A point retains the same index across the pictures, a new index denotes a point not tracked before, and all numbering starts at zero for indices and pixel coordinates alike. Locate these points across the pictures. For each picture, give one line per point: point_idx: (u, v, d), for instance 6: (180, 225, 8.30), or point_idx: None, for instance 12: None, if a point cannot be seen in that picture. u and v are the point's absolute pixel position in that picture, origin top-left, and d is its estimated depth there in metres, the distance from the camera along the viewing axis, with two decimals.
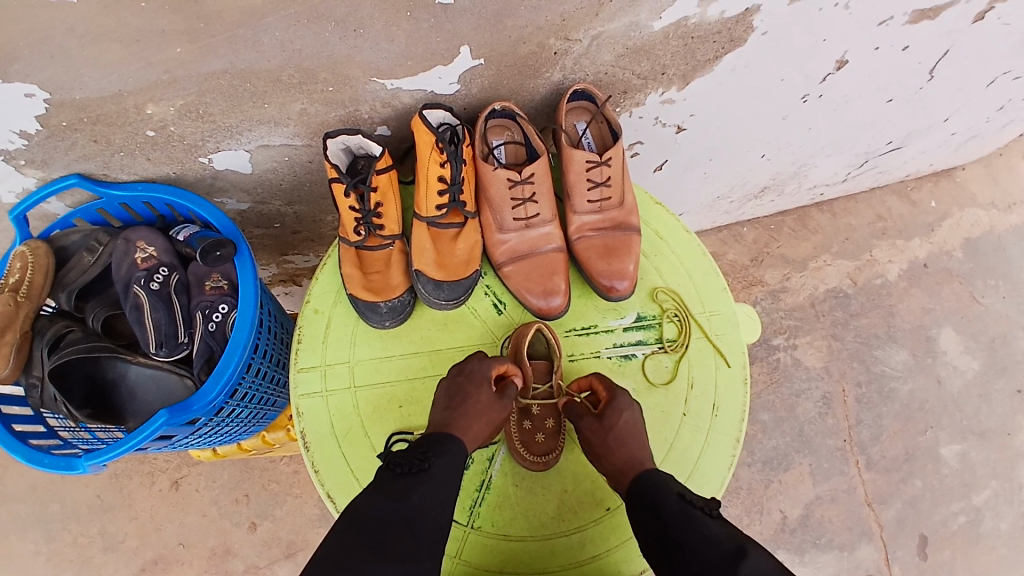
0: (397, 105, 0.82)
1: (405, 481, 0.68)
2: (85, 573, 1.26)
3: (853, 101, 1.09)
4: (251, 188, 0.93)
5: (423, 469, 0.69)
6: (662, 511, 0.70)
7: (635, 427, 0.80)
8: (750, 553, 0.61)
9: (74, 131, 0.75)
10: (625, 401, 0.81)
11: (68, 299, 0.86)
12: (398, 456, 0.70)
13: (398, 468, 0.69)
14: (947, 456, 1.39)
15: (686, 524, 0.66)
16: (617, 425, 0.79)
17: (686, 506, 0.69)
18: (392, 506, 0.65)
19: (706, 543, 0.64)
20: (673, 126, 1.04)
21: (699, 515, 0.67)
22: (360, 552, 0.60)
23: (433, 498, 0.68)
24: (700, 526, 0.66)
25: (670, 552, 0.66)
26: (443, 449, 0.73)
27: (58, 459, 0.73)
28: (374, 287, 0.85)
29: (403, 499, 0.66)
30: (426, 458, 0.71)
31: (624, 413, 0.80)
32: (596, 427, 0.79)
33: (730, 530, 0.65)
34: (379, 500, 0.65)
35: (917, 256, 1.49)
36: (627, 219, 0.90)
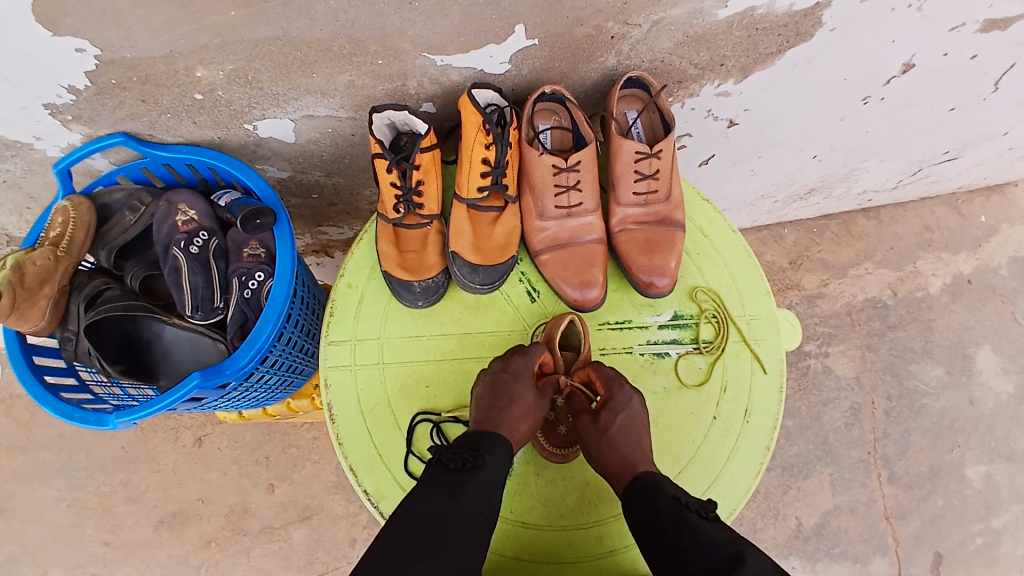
0: (445, 82, 0.80)
1: (458, 477, 0.69)
2: (109, 518, 1.30)
3: (916, 106, 1.04)
4: (292, 157, 0.93)
5: (475, 466, 0.70)
6: (657, 514, 0.68)
7: (631, 428, 0.77)
8: (746, 558, 0.60)
9: (123, 89, 0.76)
10: (622, 400, 0.79)
11: (108, 257, 0.87)
12: (450, 453, 0.71)
13: (451, 464, 0.70)
14: (972, 476, 1.35)
15: (681, 528, 0.65)
16: (611, 428, 0.77)
17: (682, 509, 0.68)
18: (446, 501, 0.65)
19: (700, 547, 0.62)
20: (724, 120, 1.00)
21: (694, 519, 0.66)
22: (416, 545, 0.61)
23: (484, 497, 0.68)
24: (696, 530, 0.65)
25: (665, 554, 0.65)
26: (494, 448, 0.73)
27: (89, 414, 0.74)
28: (410, 267, 0.84)
29: (456, 495, 0.66)
30: (478, 456, 0.71)
31: (619, 415, 0.77)
32: (591, 429, 0.78)
33: (725, 534, 0.64)
34: (433, 496, 0.66)
35: (961, 271, 1.43)
36: (672, 214, 0.87)
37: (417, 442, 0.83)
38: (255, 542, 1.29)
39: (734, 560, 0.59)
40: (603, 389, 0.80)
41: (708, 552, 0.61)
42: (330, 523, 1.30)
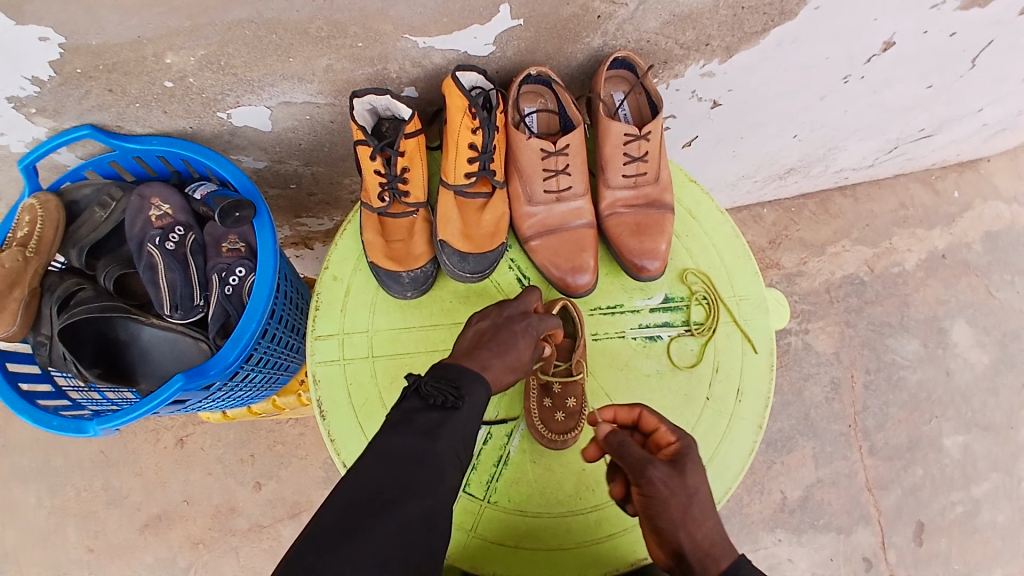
0: (428, 65, 0.78)
1: (435, 415, 0.66)
2: (90, 524, 1.26)
3: (894, 84, 1.05)
4: (269, 147, 0.89)
5: (454, 406, 0.67)
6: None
7: (709, 489, 0.69)
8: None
9: (89, 79, 0.72)
10: (697, 454, 0.70)
11: (79, 256, 0.82)
12: (429, 387, 0.68)
13: (430, 399, 0.67)
14: (950, 446, 1.39)
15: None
16: (697, 488, 0.67)
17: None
18: (423, 442, 0.64)
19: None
20: (708, 101, 0.99)
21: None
22: (390, 488, 0.60)
23: (460, 438, 0.66)
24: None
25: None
26: (474, 389, 0.70)
27: (68, 421, 0.71)
28: (396, 256, 0.82)
29: (433, 437, 0.64)
30: (457, 396, 0.68)
31: (700, 472, 0.69)
32: (676, 484, 0.66)
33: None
34: (409, 434, 0.64)
35: (936, 247, 1.46)
36: (662, 197, 0.86)
37: None
38: (243, 541, 1.27)
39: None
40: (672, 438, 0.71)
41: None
42: None
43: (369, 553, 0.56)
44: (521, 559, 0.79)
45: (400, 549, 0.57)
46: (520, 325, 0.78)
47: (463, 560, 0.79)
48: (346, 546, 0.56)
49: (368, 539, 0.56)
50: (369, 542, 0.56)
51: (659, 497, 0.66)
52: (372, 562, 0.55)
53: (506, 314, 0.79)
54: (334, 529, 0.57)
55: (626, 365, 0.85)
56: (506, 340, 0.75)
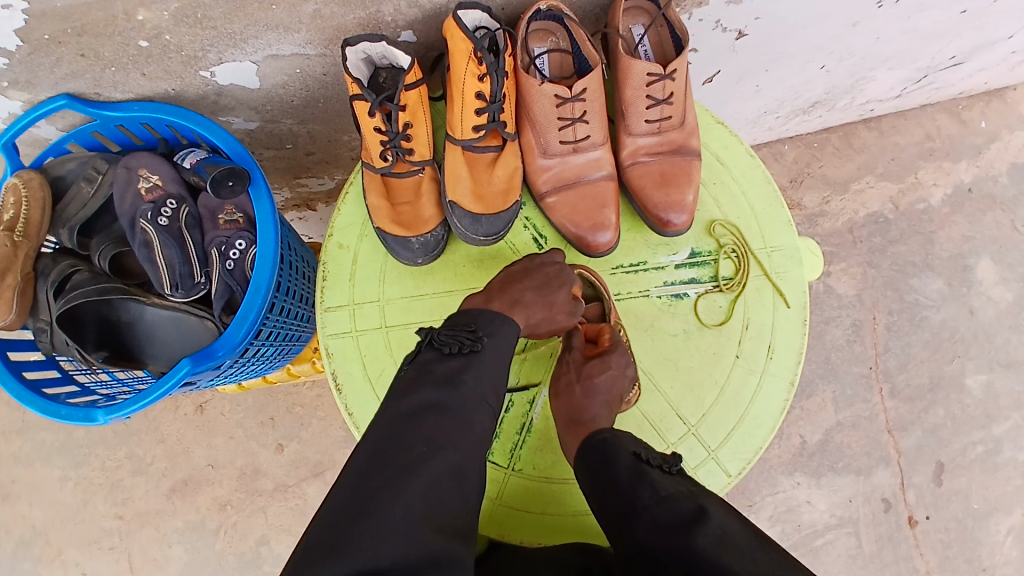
0: (425, 5, 0.70)
1: (454, 362, 0.64)
2: (118, 493, 1.28)
3: (931, 8, 0.95)
4: (259, 105, 0.82)
5: (472, 348, 0.66)
6: (613, 471, 0.66)
7: (613, 388, 0.75)
8: (708, 511, 0.59)
9: (59, 45, 0.65)
10: (616, 362, 0.76)
11: (70, 236, 0.78)
12: (443, 337, 0.66)
13: (445, 348, 0.66)
14: (972, 385, 1.36)
15: (640, 482, 0.64)
16: (595, 375, 0.75)
17: (640, 464, 0.66)
18: (444, 393, 0.62)
19: (661, 502, 0.61)
20: (733, 31, 0.90)
21: (653, 472, 0.65)
22: (414, 445, 0.58)
23: (484, 381, 0.64)
24: (655, 482, 0.63)
25: (625, 511, 0.63)
26: (494, 329, 0.68)
27: (76, 410, 0.69)
28: (404, 221, 0.77)
29: (454, 387, 0.62)
30: (475, 338, 0.67)
31: (607, 372, 0.75)
32: (575, 364, 0.78)
33: (686, 487, 0.63)
34: (430, 385, 0.62)
35: (962, 180, 1.38)
36: (687, 142, 0.79)
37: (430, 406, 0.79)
38: (270, 501, 1.28)
39: (699, 518, 0.58)
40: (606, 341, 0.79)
41: (674, 510, 0.60)
42: None
43: (399, 514, 0.54)
44: (549, 525, 0.77)
45: (431, 504, 0.56)
46: (552, 267, 0.75)
47: (490, 529, 0.77)
48: (373, 515, 0.53)
49: (393, 503, 0.54)
50: (399, 502, 0.54)
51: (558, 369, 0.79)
52: (403, 522, 0.53)
53: (537, 260, 0.76)
54: (358, 497, 0.55)
55: (651, 325, 0.81)
56: (537, 280, 0.74)
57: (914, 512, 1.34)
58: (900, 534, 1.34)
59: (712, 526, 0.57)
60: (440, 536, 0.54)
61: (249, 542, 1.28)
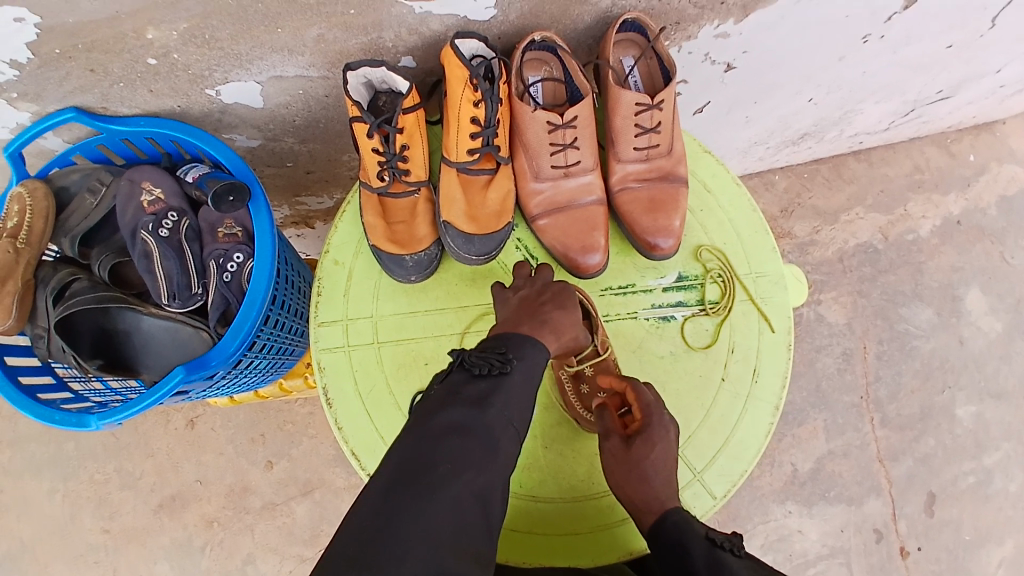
0: (425, 32, 0.73)
1: (483, 385, 0.65)
2: (104, 508, 1.27)
3: (916, 43, 0.99)
4: (262, 124, 0.85)
5: (503, 371, 0.66)
6: (690, 561, 0.67)
7: (664, 459, 0.74)
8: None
9: (69, 59, 0.68)
10: (659, 433, 0.75)
11: (71, 245, 0.80)
12: (474, 359, 0.66)
13: (475, 369, 0.65)
14: (962, 415, 1.37)
15: (716, 573, 0.64)
16: (646, 459, 0.73)
17: (714, 551, 0.67)
18: (472, 413, 0.62)
19: None
20: (722, 64, 0.94)
21: (728, 559, 0.66)
22: (438, 461, 0.58)
23: (512, 405, 0.64)
24: (731, 572, 0.64)
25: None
26: (523, 352, 0.69)
27: (70, 415, 0.69)
28: (399, 239, 0.79)
29: (482, 408, 0.62)
30: (504, 360, 0.67)
31: (655, 447, 0.74)
32: (621, 455, 0.74)
33: (760, 574, 0.64)
34: (459, 405, 0.62)
35: (951, 212, 1.41)
36: (675, 169, 0.82)
37: None
38: (258, 520, 1.27)
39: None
40: (640, 412, 0.76)
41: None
42: (332, 497, 1.28)
43: (418, 537, 0.53)
44: (536, 545, 0.77)
45: (453, 533, 0.55)
46: (553, 286, 0.77)
47: None
48: (394, 530, 0.53)
49: (418, 518, 0.54)
50: (421, 518, 0.54)
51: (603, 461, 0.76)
52: (423, 547, 0.53)
53: (541, 283, 0.78)
54: (382, 512, 0.54)
55: (638, 346, 0.83)
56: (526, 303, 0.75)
57: (906, 543, 1.34)
58: (891, 564, 1.33)
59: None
60: (458, 555, 0.54)
61: (235, 560, 1.27)
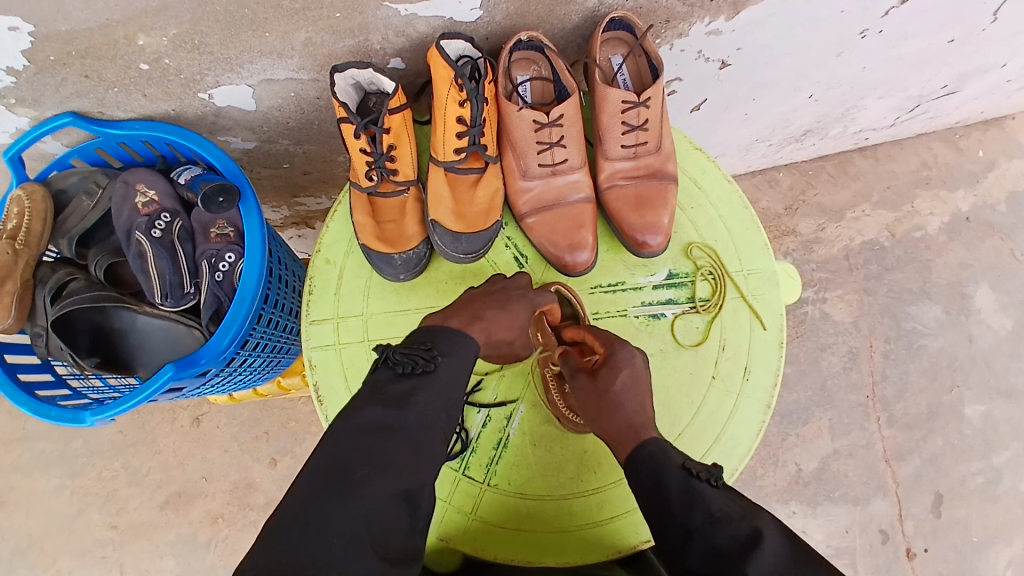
0: (412, 34, 0.74)
1: (407, 384, 0.65)
2: (112, 503, 1.30)
3: (914, 38, 0.97)
4: (255, 126, 0.86)
5: (427, 369, 0.66)
6: (663, 489, 0.63)
7: (634, 386, 0.73)
8: (764, 535, 0.56)
9: (63, 66, 0.69)
10: (624, 357, 0.74)
11: (69, 246, 0.82)
12: (399, 356, 0.66)
13: (399, 368, 0.65)
14: (971, 415, 1.34)
15: (691, 504, 0.60)
16: (613, 386, 0.72)
17: (690, 480, 0.63)
18: (393, 412, 0.61)
19: (715, 526, 0.58)
20: (716, 61, 0.93)
21: (704, 489, 0.62)
22: (359, 465, 0.57)
23: (435, 403, 0.64)
24: (707, 501, 0.60)
25: (678, 534, 0.61)
26: (450, 350, 0.69)
27: (66, 412, 0.71)
28: (388, 238, 0.79)
29: (404, 407, 0.62)
30: (429, 357, 0.66)
31: (621, 373, 0.73)
32: (590, 388, 0.73)
33: (739, 504, 0.60)
34: (381, 405, 0.62)
35: (959, 209, 1.39)
36: (664, 166, 0.82)
37: None
38: (262, 516, 1.29)
39: (755, 544, 0.56)
40: (602, 346, 0.76)
41: (728, 534, 0.57)
42: None
43: (338, 538, 0.53)
44: (525, 542, 0.77)
45: (377, 531, 0.55)
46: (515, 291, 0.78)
47: (466, 544, 0.78)
48: (311, 538, 0.52)
49: (337, 523, 0.53)
50: (339, 522, 0.53)
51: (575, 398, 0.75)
52: (344, 546, 0.52)
53: (502, 282, 0.79)
54: (299, 519, 0.53)
55: None
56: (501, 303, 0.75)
57: (912, 543, 1.32)
58: (898, 565, 1.32)
59: (769, 555, 0.55)
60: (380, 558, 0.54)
61: (240, 556, 1.29)
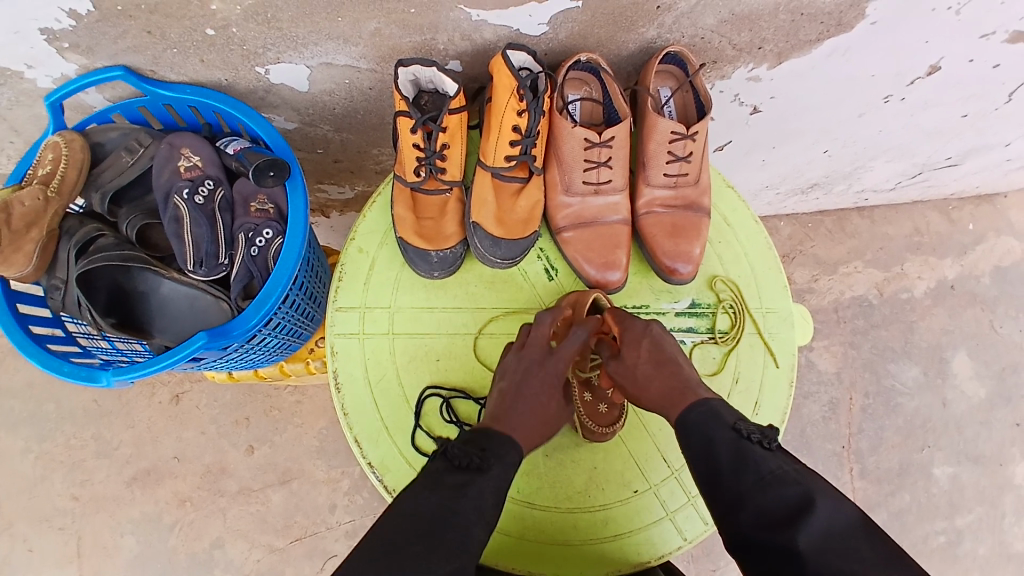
0: (477, 39, 0.75)
1: (463, 476, 0.64)
2: (77, 474, 1.25)
3: (933, 109, 1.02)
4: (302, 108, 0.87)
5: (480, 468, 0.65)
6: (714, 451, 0.65)
7: (663, 347, 0.76)
8: (817, 500, 0.59)
9: (129, 18, 0.69)
10: (647, 330, 0.77)
11: (101, 201, 0.80)
12: (457, 449, 0.66)
13: (457, 461, 0.65)
14: (938, 475, 1.39)
15: (742, 469, 0.63)
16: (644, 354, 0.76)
17: (741, 441, 0.64)
18: (449, 500, 0.61)
19: (766, 489, 0.61)
20: (749, 106, 0.97)
21: (756, 451, 0.63)
22: (409, 542, 0.57)
23: (488, 499, 0.63)
24: (758, 464, 0.62)
25: (728, 498, 0.63)
26: (505, 450, 0.68)
27: (79, 369, 0.69)
28: (426, 235, 0.80)
29: (458, 496, 0.62)
30: (484, 456, 0.66)
31: (648, 339, 0.77)
32: (626, 365, 0.76)
33: (793, 467, 0.62)
34: (436, 492, 0.62)
35: (946, 276, 1.45)
36: (700, 200, 0.85)
37: (424, 416, 0.80)
38: (231, 504, 1.26)
39: (806, 509, 0.58)
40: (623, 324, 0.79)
41: (780, 497, 0.60)
42: (310, 489, 1.27)
43: None
44: (524, 553, 0.78)
45: None
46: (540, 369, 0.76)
47: None
48: None
49: None
50: None
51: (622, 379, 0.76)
52: None
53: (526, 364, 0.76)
54: None
55: None
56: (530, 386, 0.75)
57: None
58: None
59: (820, 518, 0.58)
60: None
61: (203, 543, 1.25)
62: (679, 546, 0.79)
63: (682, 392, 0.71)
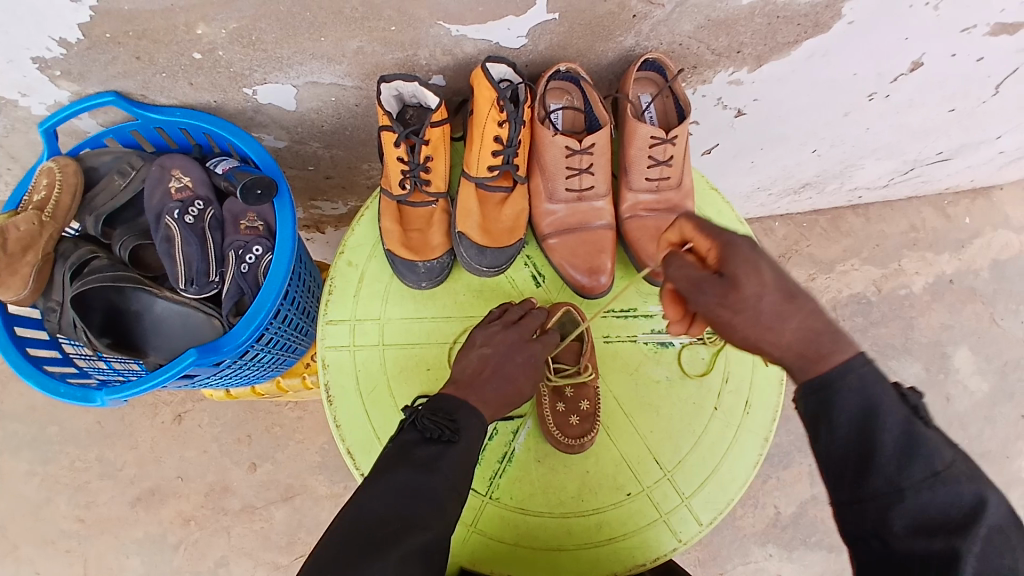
0: (459, 53, 0.77)
1: (433, 448, 0.67)
2: (81, 496, 1.26)
3: (917, 106, 1.04)
4: (291, 126, 0.88)
5: (450, 440, 0.69)
6: (878, 431, 0.54)
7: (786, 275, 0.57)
8: (991, 504, 0.52)
9: (118, 44, 0.71)
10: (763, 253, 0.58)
11: (95, 223, 0.82)
12: (427, 422, 0.69)
13: (428, 434, 0.69)
14: None
15: (913, 460, 0.53)
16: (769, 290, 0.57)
17: (911, 421, 0.55)
18: (421, 475, 0.64)
19: (937, 484, 0.53)
20: (733, 109, 0.98)
21: (927, 435, 0.54)
22: (389, 520, 0.61)
23: (458, 471, 0.67)
24: (931, 453, 0.54)
25: (887, 486, 0.54)
26: (471, 422, 0.71)
27: (75, 389, 0.70)
28: (413, 246, 0.82)
29: (430, 471, 0.65)
30: (454, 429, 0.69)
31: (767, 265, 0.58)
32: (742, 303, 0.57)
33: (966, 459, 0.54)
34: (408, 467, 0.65)
35: (944, 272, 1.45)
36: (683, 203, 0.86)
37: None
38: (235, 521, 1.26)
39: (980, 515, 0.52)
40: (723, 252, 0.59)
41: (951, 498, 0.52)
42: (312, 504, 1.28)
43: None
44: (518, 558, 0.78)
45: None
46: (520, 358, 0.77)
47: (463, 556, 0.79)
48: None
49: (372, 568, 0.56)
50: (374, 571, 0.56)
51: (738, 318, 0.58)
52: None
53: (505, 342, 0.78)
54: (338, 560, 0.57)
55: (637, 369, 0.85)
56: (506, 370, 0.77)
57: None
58: None
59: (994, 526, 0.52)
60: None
61: (208, 562, 1.25)
62: (673, 547, 0.79)
63: (835, 342, 0.56)
